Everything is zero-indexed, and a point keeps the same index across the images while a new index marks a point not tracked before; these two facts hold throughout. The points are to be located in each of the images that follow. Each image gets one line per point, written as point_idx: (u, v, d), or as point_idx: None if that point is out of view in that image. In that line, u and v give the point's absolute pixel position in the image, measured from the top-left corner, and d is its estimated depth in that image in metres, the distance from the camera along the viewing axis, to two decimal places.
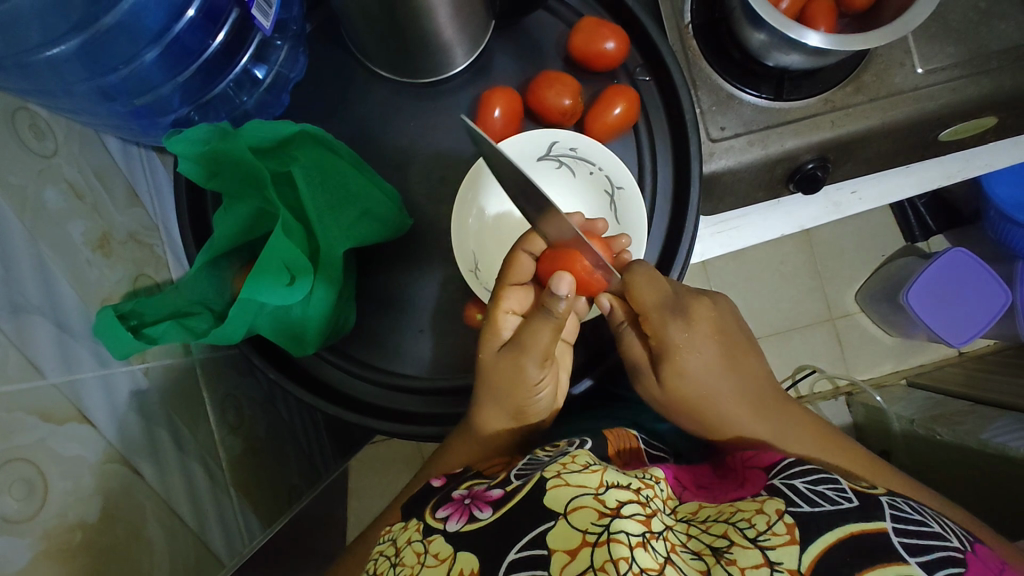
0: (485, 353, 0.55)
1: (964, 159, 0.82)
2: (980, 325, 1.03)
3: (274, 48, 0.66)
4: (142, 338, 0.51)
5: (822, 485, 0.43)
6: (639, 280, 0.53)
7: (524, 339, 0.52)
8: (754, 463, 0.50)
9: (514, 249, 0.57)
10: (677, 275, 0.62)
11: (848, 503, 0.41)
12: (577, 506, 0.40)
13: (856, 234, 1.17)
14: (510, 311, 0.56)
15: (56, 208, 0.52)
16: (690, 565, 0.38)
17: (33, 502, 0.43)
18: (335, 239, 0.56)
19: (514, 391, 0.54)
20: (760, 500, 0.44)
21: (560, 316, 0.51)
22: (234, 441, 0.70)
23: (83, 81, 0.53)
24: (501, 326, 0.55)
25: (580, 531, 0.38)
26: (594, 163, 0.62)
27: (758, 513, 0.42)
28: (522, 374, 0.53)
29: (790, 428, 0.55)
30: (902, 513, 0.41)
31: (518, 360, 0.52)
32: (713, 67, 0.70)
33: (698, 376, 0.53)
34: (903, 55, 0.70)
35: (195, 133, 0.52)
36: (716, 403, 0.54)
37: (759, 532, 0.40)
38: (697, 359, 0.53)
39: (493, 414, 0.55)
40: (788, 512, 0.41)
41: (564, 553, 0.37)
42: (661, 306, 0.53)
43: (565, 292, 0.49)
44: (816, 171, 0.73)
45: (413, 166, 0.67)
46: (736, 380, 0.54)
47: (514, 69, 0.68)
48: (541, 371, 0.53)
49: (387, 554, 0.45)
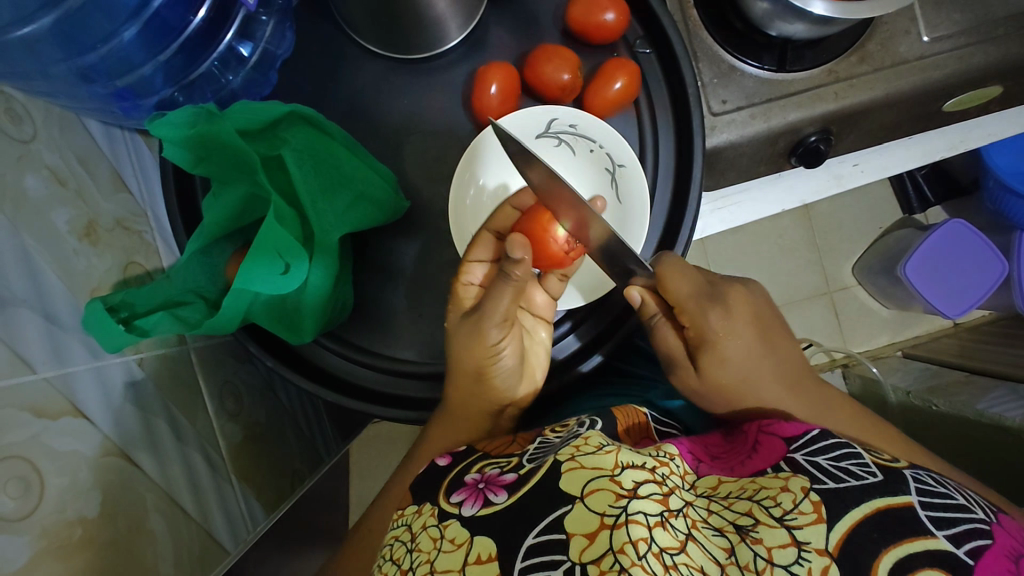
0: (449, 320, 0.57)
1: (967, 128, 0.81)
2: (978, 294, 1.03)
3: (259, 24, 0.63)
4: (134, 330, 0.49)
5: (846, 461, 0.42)
6: (669, 272, 0.53)
7: (482, 305, 0.54)
8: (773, 430, 0.49)
9: (481, 232, 0.59)
10: (684, 242, 0.61)
11: (872, 478, 0.40)
12: (595, 489, 0.39)
13: (854, 207, 1.16)
14: (471, 282, 0.57)
15: (37, 195, 0.50)
16: (715, 541, 0.39)
17: (29, 499, 0.42)
18: (329, 224, 0.55)
19: (472, 351, 0.54)
20: (785, 476, 0.42)
21: (518, 279, 0.52)
22: (232, 428, 0.69)
23: (61, 62, 0.50)
24: (462, 297, 0.57)
25: (598, 514, 0.38)
26: (592, 139, 0.61)
27: (783, 491, 0.41)
28: (481, 335, 0.53)
29: (831, 410, 0.54)
30: (928, 486, 0.40)
31: (478, 322, 0.53)
32: (714, 37, 0.68)
33: (734, 364, 0.52)
34: (909, 22, 0.68)
35: (177, 117, 0.50)
36: (752, 386, 0.53)
37: (785, 512, 0.39)
38: (736, 346, 0.52)
39: (467, 389, 0.56)
40: (813, 489, 0.40)
41: (583, 537, 0.37)
42: (697, 296, 0.53)
43: (520, 255, 0.51)
44: (819, 145, 0.72)
45: (408, 145, 0.65)
46: (770, 365, 0.54)
47: (509, 42, 0.66)
48: (502, 333, 0.54)
49: (402, 539, 0.44)
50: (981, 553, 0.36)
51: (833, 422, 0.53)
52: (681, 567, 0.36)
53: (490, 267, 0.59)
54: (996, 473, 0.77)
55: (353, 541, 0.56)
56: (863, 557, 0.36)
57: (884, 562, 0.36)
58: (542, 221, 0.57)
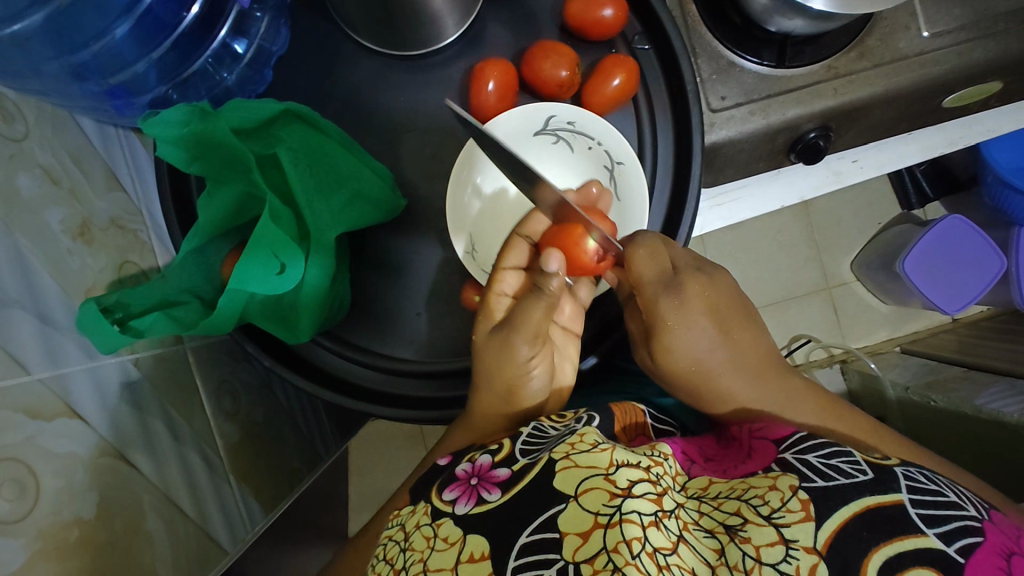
0: (478, 333, 0.55)
1: (966, 124, 0.81)
2: (976, 290, 1.02)
3: (253, 20, 0.63)
4: (128, 331, 0.49)
5: (835, 459, 0.42)
6: (638, 253, 0.52)
7: (513, 318, 0.53)
8: (764, 433, 0.48)
9: (517, 243, 0.59)
10: (683, 238, 0.61)
11: (863, 476, 0.40)
12: (589, 488, 0.39)
13: (853, 203, 1.16)
14: (503, 293, 0.56)
15: (30, 194, 0.49)
16: (704, 543, 0.39)
17: (25, 502, 0.42)
18: (324, 223, 0.54)
19: (503, 366, 0.53)
20: (773, 475, 0.42)
21: (552, 293, 0.52)
22: (230, 427, 0.69)
23: (53, 60, 0.50)
24: (494, 308, 0.56)
25: (591, 513, 0.38)
26: (591, 137, 0.61)
27: (771, 490, 0.41)
28: (511, 350, 0.53)
29: (789, 400, 0.53)
30: (918, 483, 0.40)
31: (508, 337, 0.53)
32: (713, 33, 0.67)
33: (688, 352, 0.52)
34: (909, 17, 0.67)
35: (171, 115, 0.49)
36: (709, 373, 0.53)
37: (773, 510, 0.39)
38: (690, 335, 0.52)
39: (492, 402, 0.54)
40: (802, 487, 0.40)
41: (576, 536, 0.37)
42: (657, 283, 0.52)
43: (555, 267, 0.52)
44: (818, 141, 0.71)
45: (404, 143, 0.65)
46: (730, 355, 0.53)
47: (506, 39, 0.65)
48: (532, 349, 0.53)
49: (396, 538, 0.44)
50: (971, 550, 0.36)
51: (789, 411, 0.52)
52: (674, 568, 0.36)
53: (524, 276, 0.58)
54: (995, 469, 0.77)
55: (360, 543, 0.55)
56: (856, 556, 0.36)
57: (874, 560, 0.36)
58: (573, 233, 0.54)
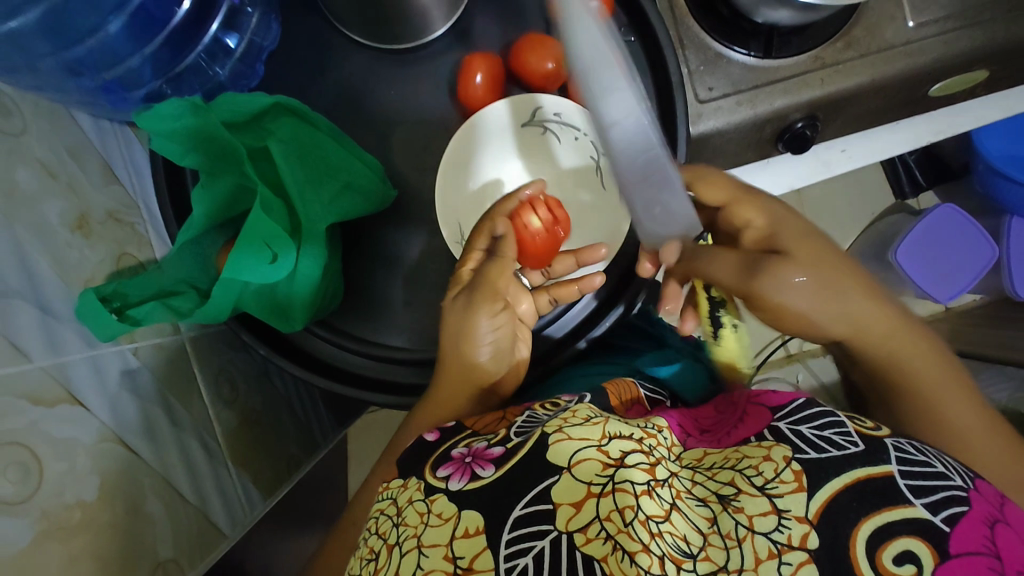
0: (447, 299, 0.58)
1: (953, 114, 0.82)
2: (970, 275, 1.03)
3: (245, 16, 0.64)
4: (127, 320, 0.51)
5: (828, 430, 0.43)
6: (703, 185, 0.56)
7: (479, 278, 0.56)
8: (761, 400, 0.49)
9: (508, 198, 0.58)
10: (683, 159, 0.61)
11: (855, 447, 0.41)
12: (581, 459, 0.41)
13: (846, 192, 1.17)
14: (473, 264, 0.58)
15: (28, 188, 0.51)
16: (697, 511, 0.40)
17: (30, 484, 0.44)
18: (315, 213, 0.55)
19: (461, 339, 0.56)
20: (767, 445, 0.43)
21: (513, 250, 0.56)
22: (229, 415, 0.71)
23: (50, 56, 0.51)
24: (461, 276, 0.58)
25: (585, 484, 0.39)
26: (576, 128, 0.62)
27: (765, 461, 0.41)
28: (472, 318, 0.55)
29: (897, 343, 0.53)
30: (907, 454, 0.41)
31: (472, 303, 0.55)
32: (701, 24, 0.68)
33: (793, 305, 0.51)
34: (894, 7, 0.68)
35: (166, 109, 0.51)
36: (812, 326, 0.52)
37: (766, 481, 0.40)
38: (804, 274, 0.51)
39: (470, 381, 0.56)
40: (796, 458, 0.41)
41: (570, 506, 0.39)
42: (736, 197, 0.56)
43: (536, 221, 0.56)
44: (805, 130, 0.73)
45: (396, 136, 0.66)
46: (842, 296, 0.52)
47: (495, 31, 0.66)
48: (490, 320, 0.55)
49: (388, 513, 0.44)
50: (957, 519, 0.38)
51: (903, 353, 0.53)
52: (666, 535, 0.38)
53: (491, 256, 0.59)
54: None
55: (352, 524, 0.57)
56: (833, 528, 0.37)
57: (864, 530, 0.38)
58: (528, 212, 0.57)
